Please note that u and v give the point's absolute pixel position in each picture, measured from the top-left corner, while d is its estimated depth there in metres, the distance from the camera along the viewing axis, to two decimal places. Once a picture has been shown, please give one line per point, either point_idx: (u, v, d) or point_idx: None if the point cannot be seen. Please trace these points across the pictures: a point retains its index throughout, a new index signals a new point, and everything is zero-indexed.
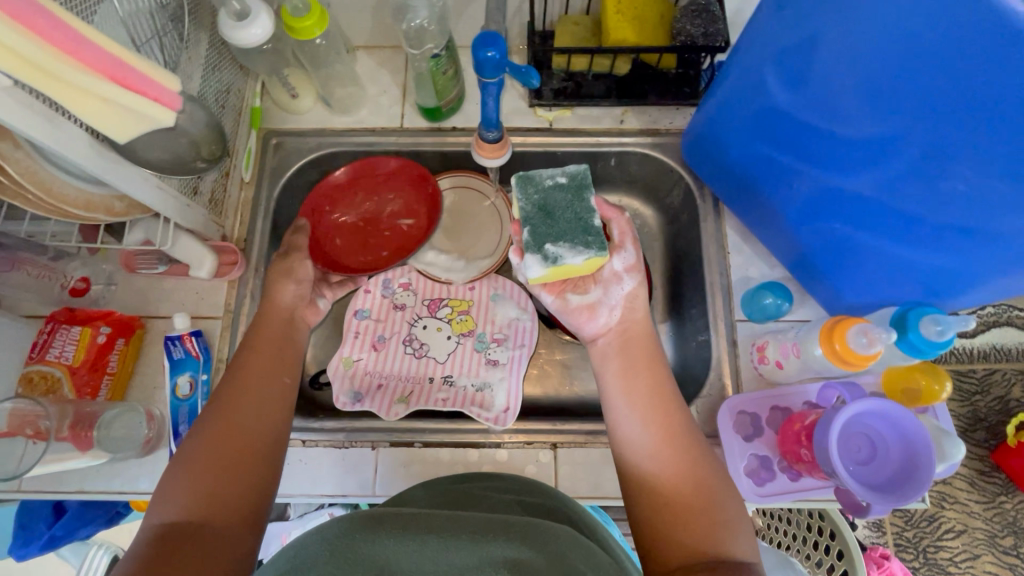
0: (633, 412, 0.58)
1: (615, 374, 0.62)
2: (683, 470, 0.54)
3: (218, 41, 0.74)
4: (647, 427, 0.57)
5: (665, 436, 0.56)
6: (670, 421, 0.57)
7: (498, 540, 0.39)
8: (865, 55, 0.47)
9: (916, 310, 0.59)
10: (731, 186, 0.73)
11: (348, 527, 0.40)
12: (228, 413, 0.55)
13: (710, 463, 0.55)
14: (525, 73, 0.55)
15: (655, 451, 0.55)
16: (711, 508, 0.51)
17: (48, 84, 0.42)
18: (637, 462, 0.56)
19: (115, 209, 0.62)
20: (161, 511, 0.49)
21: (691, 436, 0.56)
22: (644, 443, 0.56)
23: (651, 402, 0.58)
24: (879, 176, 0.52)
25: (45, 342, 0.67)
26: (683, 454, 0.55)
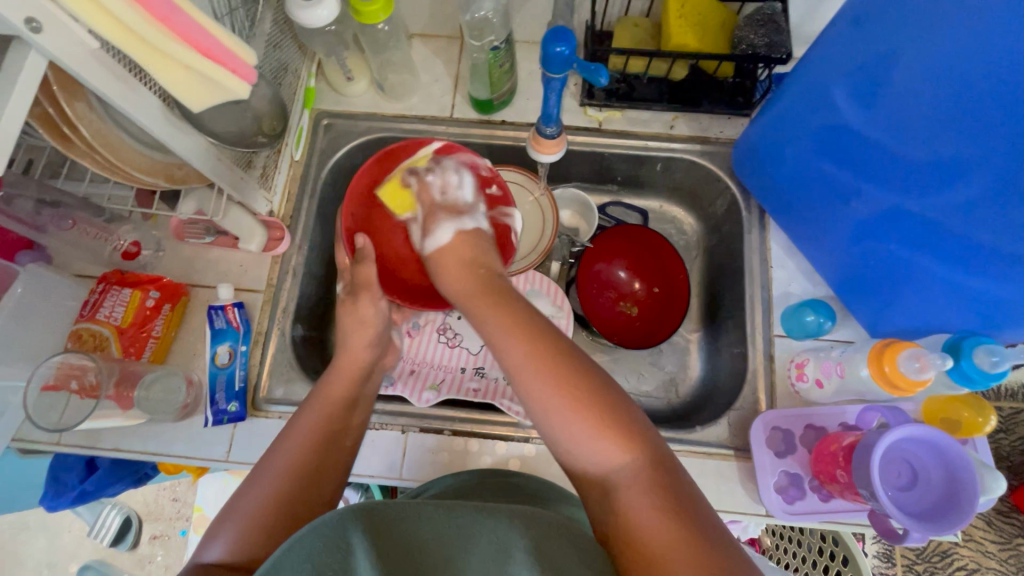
0: (552, 389, 0.48)
1: (507, 339, 0.51)
2: (627, 453, 0.45)
3: (282, 19, 0.75)
4: (578, 409, 0.47)
5: (591, 414, 0.46)
6: (592, 395, 0.47)
7: (488, 523, 0.41)
8: (943, 76, 0.47)
9: (972, 339, 0.58)
10: (783, 200, 0.72)
11: (349, 518, 0.39)
12: (287, 464, 0.54)
13: (646, 435, 0.47)
14: (593, 70, 0.55)
15: (594, 437, 0.46)
16: (681, 508, 0.43)
17: (139, 49, 0.43)
18: (569, 445, 0.47)
19: (174, 176, 0.63)
20: (214, 545, 0.49)
21: (617, 404, 0.47)
22: (580, 428, 0.46)
23: (558, 371, 0.48)
24: (943, 201, 0.52)
25: (96, 301, 0.70)
26: (617, 433, 0.46)
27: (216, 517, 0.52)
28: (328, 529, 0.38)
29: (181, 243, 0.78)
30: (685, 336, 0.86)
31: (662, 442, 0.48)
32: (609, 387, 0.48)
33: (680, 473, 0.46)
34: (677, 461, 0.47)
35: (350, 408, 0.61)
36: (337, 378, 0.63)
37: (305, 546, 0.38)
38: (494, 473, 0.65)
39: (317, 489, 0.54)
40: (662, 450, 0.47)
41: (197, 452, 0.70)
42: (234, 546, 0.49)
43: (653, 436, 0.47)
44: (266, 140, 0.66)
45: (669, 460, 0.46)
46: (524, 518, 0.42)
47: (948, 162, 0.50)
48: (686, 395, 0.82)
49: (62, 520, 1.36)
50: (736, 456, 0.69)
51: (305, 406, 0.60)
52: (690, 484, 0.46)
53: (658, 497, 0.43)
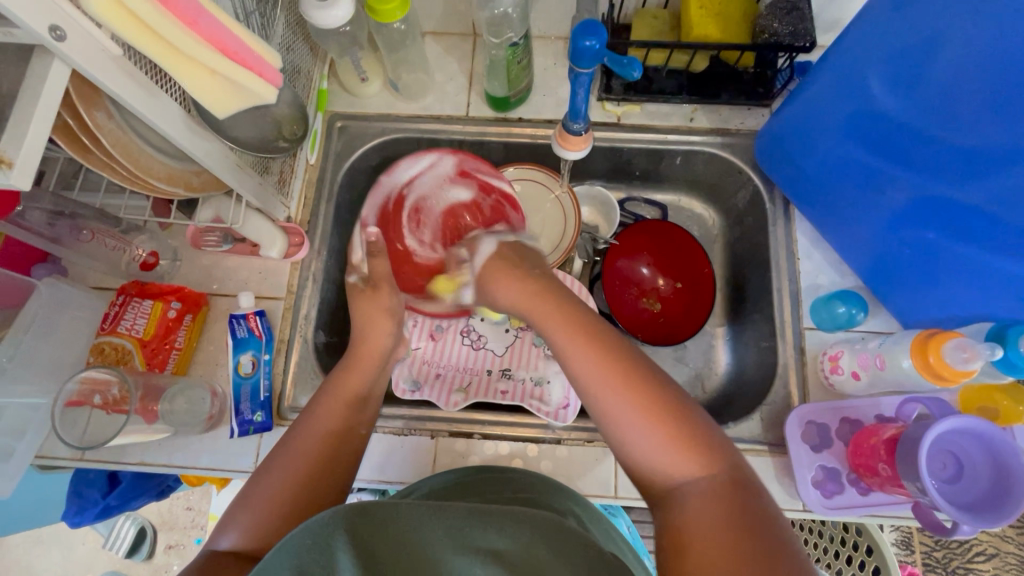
0: (624, 400, 0.49)
1: (573, 350, 0.53)
2: (702, 464, 0.45)
3: (294, 21, 0.73)
4: (643, 415, 0.48)
5: (666, 425, 0.47)
6: (660, 406, 0.48)
7: (479, 527, 0.42)
8: (996, 61, 0.46)
9: (1014, 326, 0.57)
10: (810, 190, 0.72)
11: (337, 522, 0.40)
12: (297, 457, 0.54)
13: (719, 448, 0.46)
14: (626, 64, 0.54)
15: (665, 447, 0.46)
16: (751, 523, 0.41)
17: (167, 55, 0.42)
18: (641, 454, 0.48)
19: (193, 185, 0.62)
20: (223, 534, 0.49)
21: (690, 415, 0.48)
22: (648, 437, 0.47)
23: (627, 382, 0.49)
24: (989, 188, 0.51)
25: (116, 314, 0.68)
26: (687, 442, 0.46)
27: (230, 505, 0.52)
28: (316, 530, 0.40)
29: (199, 251, 0.77)
30: (709, 331, 0.85)
31: (739, 459, 0.47)
32: (683, 403, 0.49)
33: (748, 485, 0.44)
34: (758, 482, 0.45)
35: (361, 406, 0.60)
36: (356, 369, 0.62)
37: (295, 543, 0.39)
38: (487, 468, 0.65)
39: (329, 483, 0.53)
40: (737, 466, 0.46)
41: (223, 464, 0.69)
42: (245, 531, 0.49)
43: (726, 450, 0.47)
44: (287, 144, 0.66)
45: (746, 477, 0.45)
46: (517, 522, 0.42)
47: (999, 148, 0.49)
48: (713, 390, 0.81)
49: (77, 532, 1.34)
50: (771, 452, 0.68)
51: (326, 390, 0.60)
52: (770, 506, 0.43)
53: (733, 513, 0.42)
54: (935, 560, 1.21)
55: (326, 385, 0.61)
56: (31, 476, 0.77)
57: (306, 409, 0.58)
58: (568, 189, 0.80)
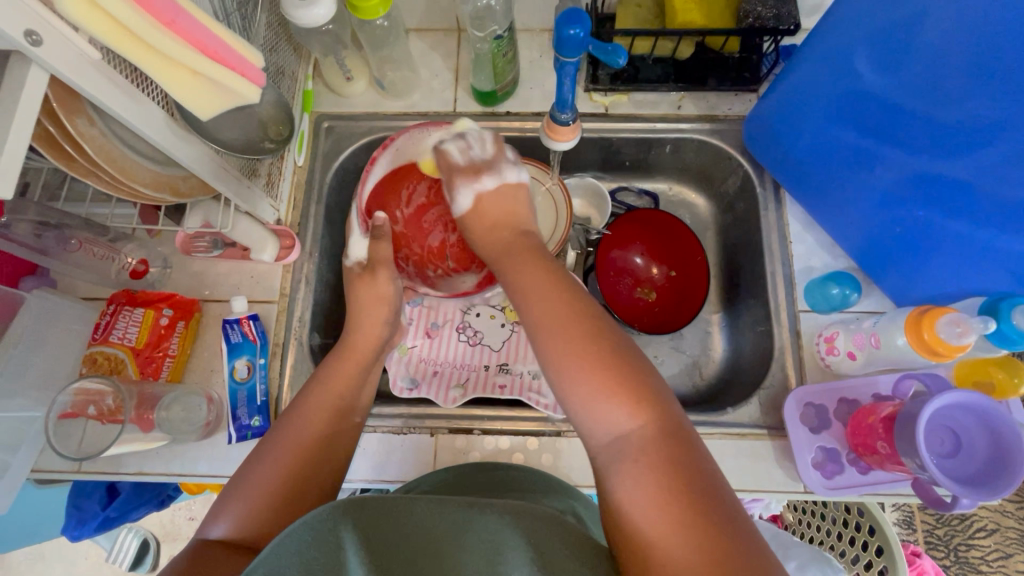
0: (561, 352, 0.47)
1: (522, 302, 0.52)
2: (638, 417, 0.44)
3: (276, 21, 0.72)
4: (580, 365, 0.46)
5: (606, 380, 0.45)
6: (603, 359, 0.46)
7: (479, 519, 0.42)
8: (978, 36, 0.46)
9: (1008, 300, 0.58)
10: (800, 174, 0.72)
11: (340, 518, 0.40)
12: (288, 449, 0.54)
13: (658, 400, 0.45)
14: (611, 51, 0.54)
15: (603, 399, 0.45)
16: (683, 476, 0.41)
17: (145, 55, 0.42)
18: (578, 404, 0.46)
19: (180, 190, 0.61)
20: (214, 523, 0.49)
21: (632, 368, 0.46)
22: (585, 390, 0.45)
23: (567, 332, 0.47)
24: (979, 161, 0.52)
25: (107, 324, 0.67)
26: (626, 394, 0.44)
27: (222, 492, 0.52)
28: (317, 526, 0.39)
29: (189, 258, 0.76)
30: (705, 318, 0.85)
31: (679, 412, 0.45)
32: (626, 355, 0.47)
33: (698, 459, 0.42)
34: (695, 434, 0.44)
35: (355, 398, 0.60)
36: (348, 362, 0.62)
37: (294, 542, 0.38)
38: (484, 464, 0.65)
39: (320, 476, 0.54)
40: (676, 419, 0.45)
41: (222, 471, 0.68)
42: (237, 520, 0.49)
43: (666, 402, 0.45)
44: (274, 145, 0.65)
45: (684, 430, 0.44)
46: (516, 513, 0.43)
47: (986, 121, 0.49)
48: (711, 376, 0.81)
49: (79, 546, 1.33)
50: (770, 435, 0.68)
51: (319, 378, 0.60)
52: (705, 459, 0.43)
53: (666, 466, 0.41)
54: (937, 538, 1.22)
55: (317, 376, 0.61)
56: (28, 490, 0.77)
57: (297, 399, 0.58)
58: (558, 181, 0.79)
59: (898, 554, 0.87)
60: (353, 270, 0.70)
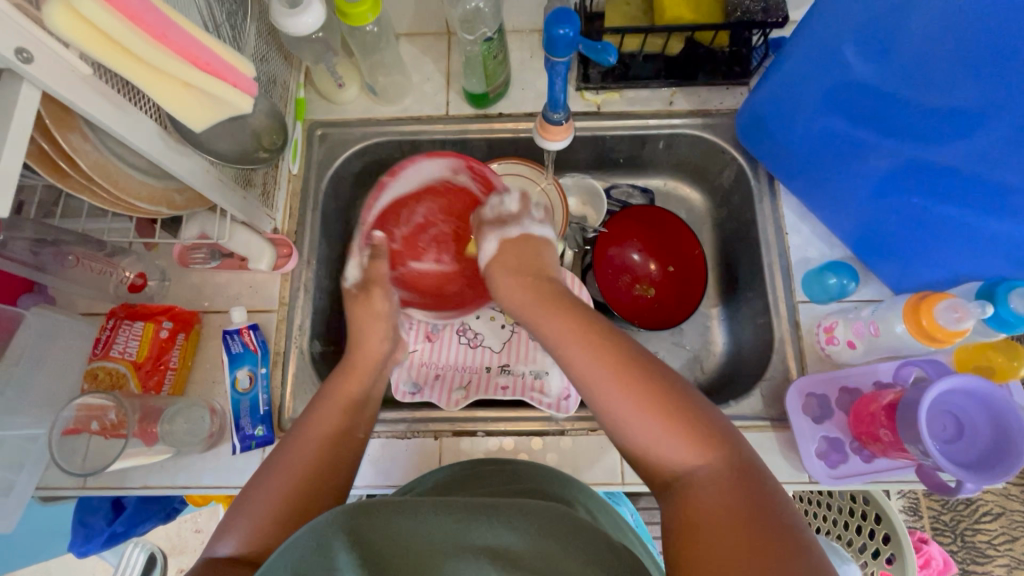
0: (625, 395, 0.49)
1: (569, 337, 0.54)
2: (708, 452, 0.45)
3: (266, 31, 0.72)
4: (645, 410, 0.48)
5: (672, 419, 0.47)
6: (670, 400, 0.48)
7: (485, 522, 0.42)
8: (964, 23, 0.47)
9: (1004, 284, 0.58)
10: (793, 166, 0.72)
11: (343, 522, 0.41)
12: (290, 456, 0.54)
13: (723, 435, 0.47)
14: (600, 50, 0.54)
15: (670, 438, 0.47)
16: (756, 508, 0.41)
17: (138, 70, 0.42)
18: (648, 448, 0.48)
19: (176, 203, 0.61)
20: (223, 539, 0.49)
21: (696, 407, 0.48)
22: (653, 430, 0.47)
23: (626, 377, 0.50)
24: (970, 146, 0.52)
25: (108, 339, 0.68)
26: (692, 432, 0.46)
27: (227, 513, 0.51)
28: (323, 531, 0.40)
29: (187, 270, 0.76)
30: (704, 312, 0.85)
31: (746, 447, 0.47)
32: (693, 398, 0.49)
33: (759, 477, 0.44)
34: (767, 470, 0.46)
35: (359, 407, 0.61)
36: (352, 379, 0.63)
37: (300, 545, 0.39)
38: (486, 462, 0.65)
39: (323, 485, 0.54)
40: (746, 454, 0.46)
41: (228, 482, 0.68)
42: (246, 534, 0.49)
43: (733, 437, 0.47)
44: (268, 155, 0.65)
45: (755, 465, 0.45)
46: (523, 514, 0.43)
47: (975, 107, 0.50)
48: (712, 370, 0.81)
49: (87, 562, 1.33)
50: (773, 427, 0.68)
51: (319, 394, 0.61)
52: (778, 490, 0.44)
53: (743, 499, 0.42)
54: (943, 523, 1.23)
55: (322, 394, 0.61)
56: (35, 507, 0.76)
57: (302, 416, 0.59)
58: (554, 181, 0.80)
59: (905, 541, 0.87)
60: (350, 290, 0.71)
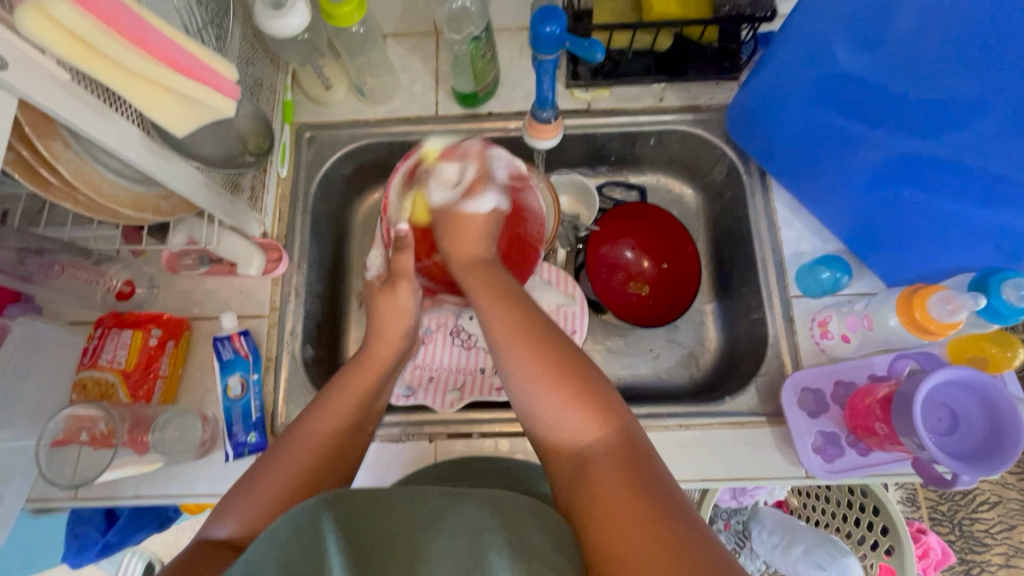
0: (529, 367, 0.50)
1: (488, 310, 0.56)
2: (599, 426, 0.47)
3: (251, 33, 0.72)
4: (548, 383, 0.49)
5: (571, 393, 0.48)
6: (566, 372, 0.49)
7: (459, 505, 0.43)
8: (951, 12, 0.46)
9: (998, 275, 0.58)
10: (784, 159, 0.72)
11: (321, 513, 0.39)
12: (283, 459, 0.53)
13: (615, 408, 0.48)
14: (587, 47, 0.54)
15: (566, 410, 0.48)
16: (639, 479, 0.43)
17: (111, 73, 0.41)
18: (547, 421, 0.49)
19: (161, 209, 0.61)
20: (217, 525, 0.48)
21: (592, 380, 0.49)
22: (551, 402, 0.49)
23: (534, 351, 0.51)
24: (959, 138, 0.52)
25: (96, 348, 0.67)
26: (588, 404, 0.48)
27: (222, 499, 0.51)
28: (298, 518, 0.38)
29: (176, 276, 0.75)
30: (698, 308, 0.85)
31: (634, 421, 0.49)
32: (591, 372, 0.50)
33: (647, 455, 0.45)
34: (650, 444, 0.47)
35: (371, 405, 0.60)
36: (366, 371, 0.61)
37: (277, 535, 0.37)
38: (477, 458, 0.65)
39: (317, 485, 0.53)
40: (633, 430, 0.48)
41: (221, 489, 0.68)
42: (239, 521, 0.48)
43: (623, 411, 0.49)
44: (254, 158, 0.65)
45: (640, 439, 0.47)
46: (493, 500, 0.44)
47: (962, 97, 0.50)
48: (707, 366, 0.81)
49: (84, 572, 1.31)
50: (769, 422, 0.68)
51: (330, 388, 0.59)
52: (660, 467, 0.45)
53: (624, 471, 0.44)
54: (941, 513, 1.23)
55: (328, 388, 0.59)
56: (25, 520, 0.75)
57: (305, 413, 0.57)
58: (546, 180, 0.79)
59: (904, 533, 0.87)
60: (373, 285, 0.70)
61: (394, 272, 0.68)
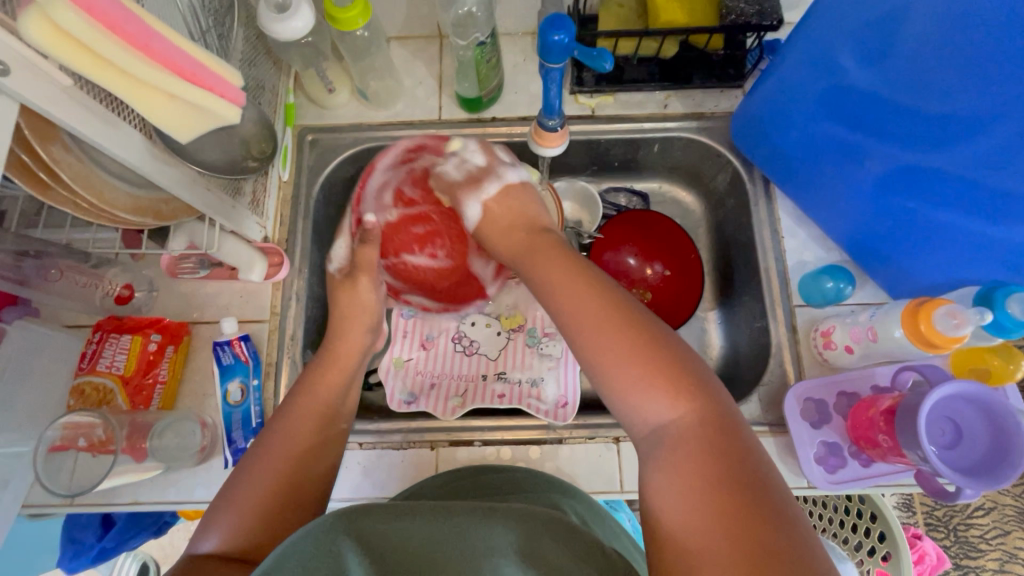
0: (609, 346, 0.47)
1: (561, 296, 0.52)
2: (687, 405, 0.44)
3: (254, 35, 0.71)
4: (629, 359, 0.46)
5: (657, 371, 0.45)
6: (648, 350, 0.46)
7: (483, 524, 0.42)
8: (960, 30, 0.46)
9: (1002, 288, 0.58)
10: (787, 169, 0.72)
11: (337, 528, 0.40)
12: (285, 466, 0.52)
13: (705, 386, 0.45)
14: (595, 56, 0.53)
15: (651, 390, 0.45)
16: (729, 467, 0.40)
17: (117, 80, 0.40)
18: (628, 396, 0.46)
19: (162, 213, 0.60)
20: (202, 538, 0.48)
21: (681, 359, 0.46)
22: (634, 379, 0.45)
23: (615, 328, 0.47)
24: (964, 153, 0.52)
25: (94, 352, 0.66)
26: (675, 383, 0.45)
27: (212, 504, 0.51)
28: (316, 534, 0.40)
29: (175, 280, 0.75)
30: (700, 315, 0.85)
31: (724, 398, 0.45)
32: (679, 350, 0.46)
33: (740, 436, 0.42)
34: (743, 422, 0.44)
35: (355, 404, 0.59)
36: (332, 370, 0.61)
37: (297, 550, 0.39)
38: (480, 466, 0.65)
39: (317, 494, 0.52)
40: (724, 408, 0.44)
41: None
42: (229, 532, 0.48)
43: (712, 390, 0.45)
44: (257, 163, 0.64)
45: (732, 418, 0.44)
46: (521, 518, 0.43)
47: (970, 114, 0.50)
48: None
49: None
50: (771, 432, 0.68)
51: (312, 389, 0.59)
52: (751, 449, 0.42)
53: (713, 457, 0.41)
54: (936, 518, 1.24)
55: (297, 390, 0.59)
56: (21, 524, 0.75)
57: (275, 417, 0.57)
58: (549, 186, 0.78)
59: (900, 539, 0.87)
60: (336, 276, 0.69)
61: (356, 265, 0.67)
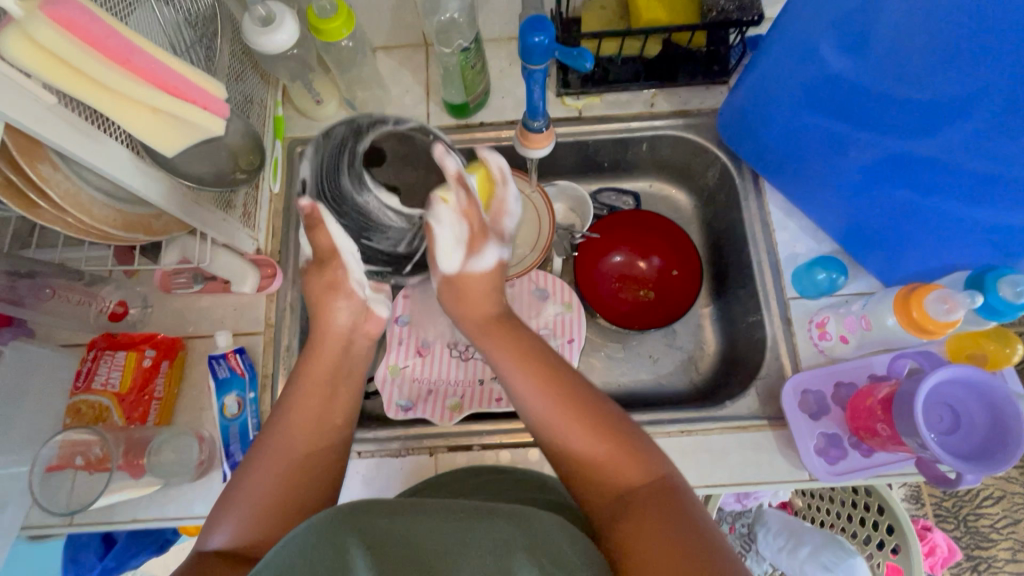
0: (563, 416, 0.50)
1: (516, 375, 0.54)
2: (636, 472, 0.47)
3: (240, 50, 0.71)
4: (584, 431, 0.49)
5: (611, 445, 0.49)
6: (590, 412, 0.50)
7: (480, 523, 0.41)
8: (935, 14, 0.47)
9: (993, 272, 0.58)
10: (774, 163, 0.73)
11: (342, 526, 0.40)
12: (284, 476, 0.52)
13: (654, 457, 0.49)
14: (576, 55, 0.54)
15: (600, 454, 0.48)
16: (677, 522, 0.43)
17: (101, 96, 0.41)
18: (581, 462, 0.49)
19: (153, 228, 0.60)
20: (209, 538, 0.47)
21: (633, 435, 0.50)
22: (588, 449, 0.49)
23: (573, 401, 0.51)
24: (949, 136, 0.52)
25: (90, 370, 0.67)
26: (627, 451, 0.48)
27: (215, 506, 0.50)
28: (321, 530, 0.39)
29: (169, 295, 0.75)
30: (697, 311, 0.84)
31: (670, 467, 0.49)
32: (628, 425, 0.51)
33: (686, 497, 0.46)
34: (688, 489, 0.47)
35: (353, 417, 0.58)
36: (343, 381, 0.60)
37: (300, 543, 0.39)
38: (481, 470, 0.65)
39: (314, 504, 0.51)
40: (668, 472, 0.48)
41: None
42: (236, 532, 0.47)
43: (659, 458, 0.49)
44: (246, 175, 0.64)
45: (676, 482, 0.47)
46: (520, 515, 0.42)
47: (951, 95, 0.50)
48: (707, 370, 0.81)
49: None
50: (771, 425, 0.67)
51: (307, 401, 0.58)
52: (697, 506, 0.45)
53: (658, 513, 0.44)
54: (946, 509, 1.22)
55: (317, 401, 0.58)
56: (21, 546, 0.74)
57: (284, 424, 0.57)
58: (539, 188, 0.78)
59: (907, 529, 0.86)
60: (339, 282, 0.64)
61: None
